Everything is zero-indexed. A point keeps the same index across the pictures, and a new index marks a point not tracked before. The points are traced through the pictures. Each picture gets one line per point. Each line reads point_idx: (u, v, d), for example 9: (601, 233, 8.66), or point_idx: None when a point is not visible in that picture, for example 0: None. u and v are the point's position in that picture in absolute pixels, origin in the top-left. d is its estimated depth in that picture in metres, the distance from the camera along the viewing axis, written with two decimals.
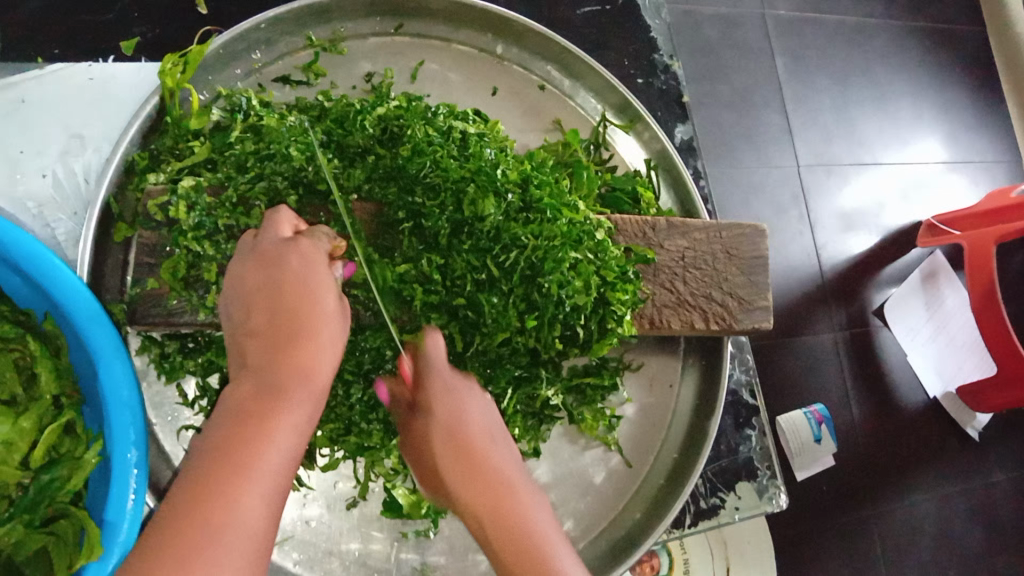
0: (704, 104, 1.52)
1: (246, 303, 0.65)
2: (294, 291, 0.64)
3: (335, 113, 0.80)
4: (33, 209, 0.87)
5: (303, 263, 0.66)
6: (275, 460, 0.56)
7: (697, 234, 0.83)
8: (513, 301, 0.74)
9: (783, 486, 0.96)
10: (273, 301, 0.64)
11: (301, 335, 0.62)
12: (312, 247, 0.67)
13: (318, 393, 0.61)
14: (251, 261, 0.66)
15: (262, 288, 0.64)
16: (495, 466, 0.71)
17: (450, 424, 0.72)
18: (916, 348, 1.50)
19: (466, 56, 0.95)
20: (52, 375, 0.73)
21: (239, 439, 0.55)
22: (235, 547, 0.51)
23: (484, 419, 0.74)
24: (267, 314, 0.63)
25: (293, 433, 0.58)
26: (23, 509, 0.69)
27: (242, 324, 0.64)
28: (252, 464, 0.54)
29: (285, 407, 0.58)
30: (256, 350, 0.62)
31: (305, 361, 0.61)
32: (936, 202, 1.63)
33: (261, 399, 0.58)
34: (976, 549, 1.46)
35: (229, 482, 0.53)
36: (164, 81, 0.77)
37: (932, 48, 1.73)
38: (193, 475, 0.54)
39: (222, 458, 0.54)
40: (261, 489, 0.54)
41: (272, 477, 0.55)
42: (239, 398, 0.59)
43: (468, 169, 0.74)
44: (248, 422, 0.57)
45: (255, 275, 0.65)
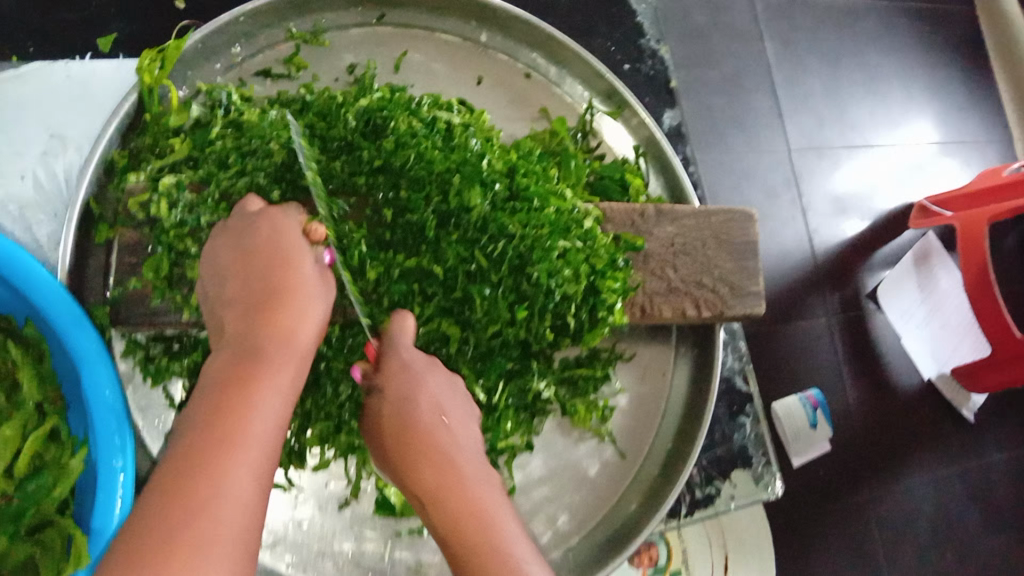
0: (693, 90, 1.51)
1: (221, 279, 0.66)
2: (268, 259, 0.65)
3: (317, 108, 0.78)
4: (14, 211, 0.85)
5: (273, 230, 0.67)
6: (262, 426, 0.55)
7: (686, 221, 0.82)
8: (503, 293, 0.74)
9: (779, 474, 0.96)
10: (249, 272, 0.65)
11: (276, 300, 0.63)
12: (283, 218, 0.68)
13: (300, 355, 0.61)
14: (223, 239, 0.67)
15: (236, 262, 0.66)
16: (442, 449, 0.66)
17: (399, 402, 0.68)
18: (910, 331, 1.49)
19: (449, 45, 0.93)
20: (35, 382, 0.72)
21: (224, 409, 0.55)
22: (228, 516, 0.50)
23: (443, 396, 0.69)
24: (244, 285, 0.65)
25: (277, 398, 0.57)
26: (8, 518, 0.68)
27: (220, 300, 0.65)
28: (238, 431, 0.54)
29: (266, 371, 0.58)
30: (235, 322, 0.62)
31: (284, 325, 0.61)
32: (929, 184, 1.63)
33: (241, 369, 0.58)
34: (974, 531, 1.46)
35: (215, 453, 0.52)
36: (142, 78, 0.75)
37: (922, 28, 1.72)
38: (179, 448, 0.53)
39: (206, 427, 0.54)
40: (250, 456, 0.53)
41: (261, 442, 0.55)
42: (221, 369, 0.58)
43: (452, 160, 0.74)
44: (231, 392, 0.56)
45: (229, 252, 0.66)
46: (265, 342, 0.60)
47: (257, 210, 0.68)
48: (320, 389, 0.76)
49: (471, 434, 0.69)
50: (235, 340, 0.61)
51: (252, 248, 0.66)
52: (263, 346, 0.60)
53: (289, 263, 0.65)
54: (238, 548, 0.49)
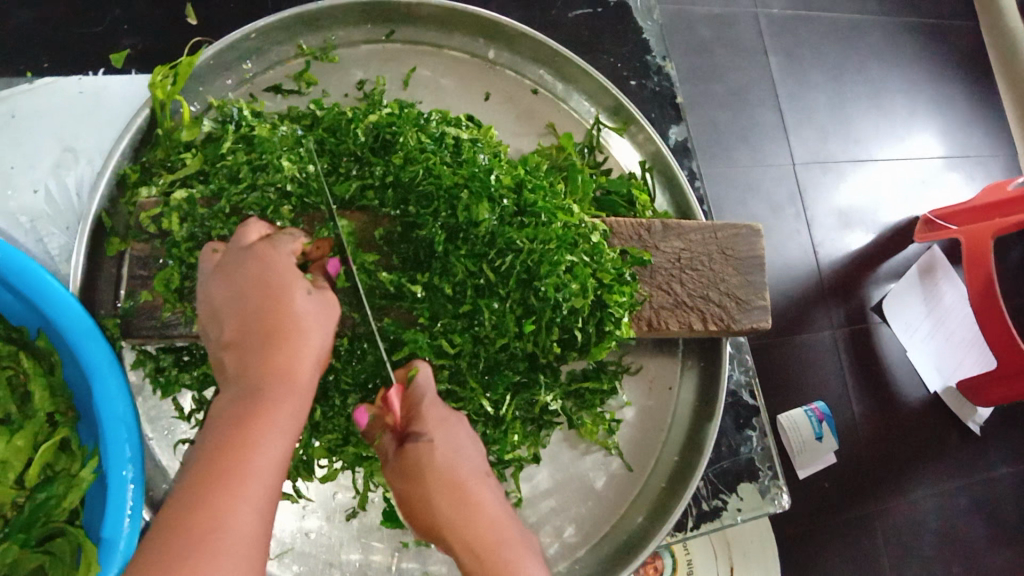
0: (698, 104, 1.52)
1: (218, 318, 0.65)
2: (261, 295, 0.64)
3: (327, 123, 0.79)
4: (26, 223, 0.86)
5: (261, 263, 0.66)
6: (263, 460, 0.56)
7: (692, 235, 0.83)
8: (511, 307, 0.75)
9: (785, 486, 0.95)
10: (242, 309, 0.64)
11: (274, 336, 0.63)
12: (273, 251, 0.67)
13: (301, 391, 0.61)
14: (217, 277, 0.66)
15: (230, 301, 0.65)
16: (483, 506, 0.65)
17: (449, 453, 0.67)
18: (915, 344, 1.50)
19: (458, 61, 0.94)
20: (46, 393, 0.72)
21: (226, 446, 0.55)
22: (231, 549, 0.50)
23: (470, 454, 0.69)
24: (239, 323, 0.64)
25: (278, 435, 0.58)
26: (19, 528, 0.68)
27: (219, 339, 0.65)
28: (240, 466, 0.54)
29: (267, 408, 0.58)
30: (234, 361, 0.63)
31: (283, 361, 0.62)
32: (934, 197, 1.63)
33: (243, 406, 0.58)
34: (980, 545, 1.46)
35: (217, 489, 0.52)
36: (154, 94, 0.75)
37: (925, 43, 1.73)
38: (183, 486, 0.53)
39: (209, 465, 0.54)
40: (252, 491, 0.54)
41: (263, 477, 0.55)
42: (222, 407, 0.59)
43: (461, 176, 0.75)
44: (233, 429, 0.57)
45: (222, 290, 0.65)
46: (265, 378, 0.60)
47: (250, 243, 0.68)
48: (327, 400, 0.76)
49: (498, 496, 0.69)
50: (237, 380, 0.61)
51: (246, 281, 0.65)
52: (262, 381, 0.60)
53: (285, 296, 0.64)
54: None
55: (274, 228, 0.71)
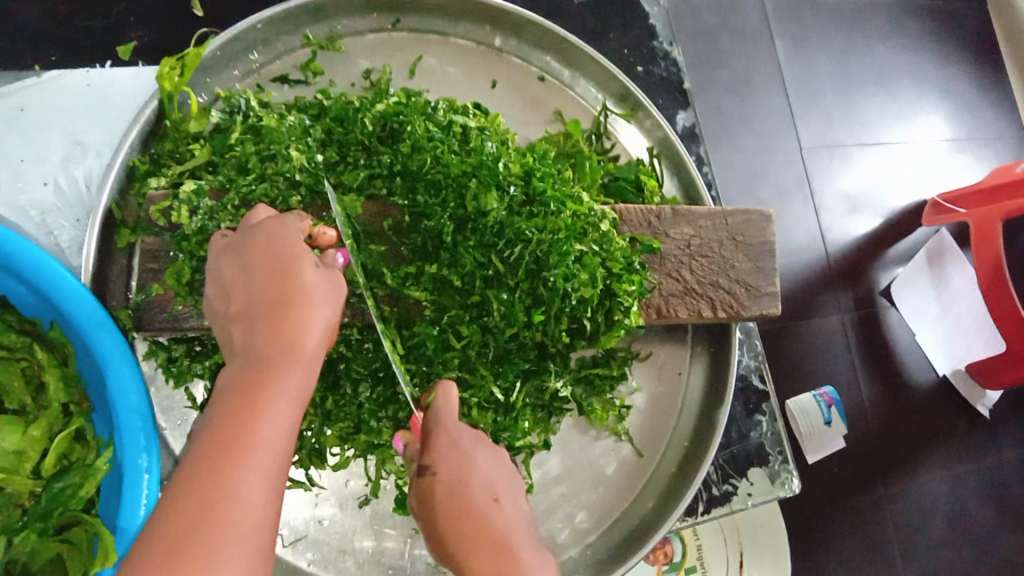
0: (704, 90, 1.51)
1: (226, 292, 0.66)
2: (266, 269, 0.64)
3: (334, 113, 0.79)
4: (37, 217, 0.86)
5: (269, 239, 0.66)
6: (270, 431, 0.55)
7: (702, 222, 0.83)
8: (519, 297, 0.75)
9: (796, 470, 0.96)
10: (250, 283, 0.64)
11: (281, 307, 0.62)
12: (280, 226, 0.67)
13: (309, 359, 0.61)
14: (225, 256, 0.67)
15: (238, 277, 0.65)
16: (492, 529, 0.64)
17: (453, 484, 0.67)
18: (924, 326, 1.49)
19: (464, 49, 0.94)
20: (60, 384, 0.72)
21: (232, 415, 0.55)
22: (235, 522, 0.50)
23: (489, 473, 0.69)
24: (246, 296, 0.64)
25: (286, 403, 0.57)
26: (36, 518, 0.68)
27: (226, 313, 0.65)
28: (247, 435, 0.54)
29: (274, 376, 0.58)
30: (241, 333, 0.63)
31: (291, 329, 0.61)
32: (941, 180, 1.62)
33: (250, 375, 0.58)
34: (990, 528, 1.46)
35: (223, 460, 0.53)
36: (162, 85, 0.76)
37: (933, 25, 1.71)
38: (191, 457, 0.54)
39: (217, 434, 0.54)
40: (257, 462, 0.54)
41: (271, 447, 0.55)
42: (231, 376, 0.59)
43: (469, 164, 0.75)
44: (239, 399, 0.56)
45: (230, 267, 0.66)
46: (271, 348, 0.60)
47: (257, 222, 0.68)
48: (339, 389, 0.77)
49: (520, 512, 0.69)
50: (245, 350, 0.61)
51: (251, 259, 0.65)
52: (268, 351, 0.60)
53: (290, 269, 0.64)
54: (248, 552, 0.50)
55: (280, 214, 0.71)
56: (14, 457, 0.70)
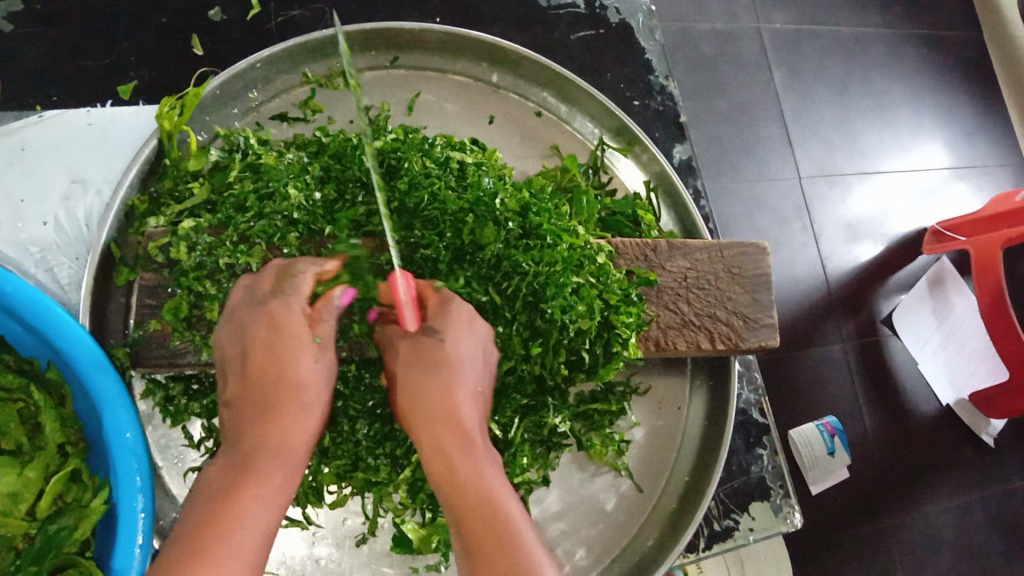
0: (702, 119, 1.52)
1: (226, 376, 0.65)
2: (262, 358, 0.64)
3: (333, 150, 0.79)
4: (37, 253, 0.87)
5: (272, 321, 0.64)
6: (243, 538, 0.55)
7: (697, 255, 0.83)
8: (517, 329, 0.76)
9: (798, 505, 0.95)
10: (244, 371, 0.64)
11: (273, 405, 0.62)
12: (286, 307, 0.65)
13: (293, 465, 0.61)
14: (229, 328, 0.66)
15: (236, 359, 0.65)
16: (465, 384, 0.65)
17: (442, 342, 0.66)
18: (926, 357, 1.50)
19: (462, 85, 0.95)
20: (57, 425, 0.72)
21: (210, 522, 0.56)
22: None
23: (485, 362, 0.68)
24: (240, 385, 0.64)
25: (263, 508, 0.58)
26: (29, 560, 0.66)
27: (223, 399, 0.65)
28: (223, 543, 0.54)
29: (255, 482, 0.59)
30: (233, 424, 0.63)
31: (278, 432, 0.61)
32: (941, 209, 1.63)
33: (231, 477, 0.59)
34: (996, 559, 1.44)
35: (198, 567, 0.52)
36: (162, 125, 0.76)
37: (929, 55, 1.73)
38: (163, 564, 0.53)
39: (192, 541, 0.54)
40: (230, 569, 0.53)
41: (244, 552, 0.55)
42: (213, 477, 0.59)
43: (466, 200, 0.76)
44: (216, 505, 0.57)
45: (230, 341, 0.65)
46: (256, 450, 0.60)
47: (263, 293, 0.66)
48: (336, 426, 0.77)
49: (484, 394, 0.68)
50: (231, 448, 0.61)
51: (252, 344, 0.64)
52: (253, 453, 0.60)
53: (289, 363, 0.64)
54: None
55: (286, 264, 0.70)
56: (8, 499, 0.69)
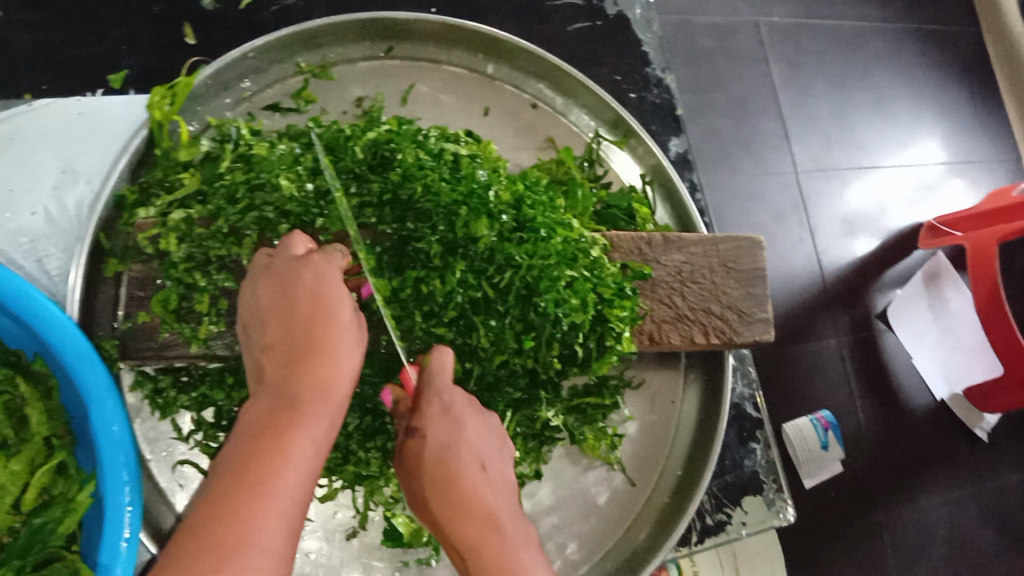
0: (700, 113, 1.52)
1: (264, 322, 0.67)
2: (309, 307, 0.66)
3: (324, 141, 0.78)
4: (27, 244, 0.86)
5: (316, 276, 0.67)
6: (295, 474, 0.57)
7: (693, 249, 0.83)
8: (510, 322, 0.76)
9: (790, 499, 0.96)
10: (288, 317, 0.66)
11: (317, 350, 0.64)
12: (325, 262, 0.68)
13: (336, 408, 0.63)
14: (265, 279, 0.68)
15: (277, 306, 0.66)
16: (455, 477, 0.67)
17: (440, 450, 0.68)
18: (920, 351, 1.49)
19: (457, 77, 0.94)
20: (43, 417, 0.71)
21: (259, 457, 0.57)
22: (256, 559, 0.51)
23: (482, 442, 0.70)
24: (285, 332, 0.65)
25: (310, 447, 0.59)
26: (14, 554, 0.67)
27: (261, 344, 0.67)
28: (271, 480, 0.55)
29: (302, 422, 0.60)
30: (273, 366, 0.64)
31: (322, 374, 0.63)
32: (939, 205, 1.62)
33: (276, 415, 0.60)
34: (989, 554, 1.45)
35: (249, 501, 0.54)
36: (152, 114, 0.76)
37: (928, 49, 1.72)
38: (213, 496, 0.54)
39: (242, 475, 0.55)
40: (280, 507, 0.55)
41: (292, 492, 0.56)
42: (256, 415, 0.61)
43: (459, 192, 0.75)
44: (267, 438, 0.58)
45: (269, 293, 0.67)
46: (303, 390, 0.62)
47: (301, 255, 0.68)
48: None
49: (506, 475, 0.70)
50: (273, 388, 0.62)
51: (293, 293, 0.66)
52: (300, 393, 0.62)
53: (331, 313, 0.66)
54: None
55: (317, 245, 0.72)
56: None
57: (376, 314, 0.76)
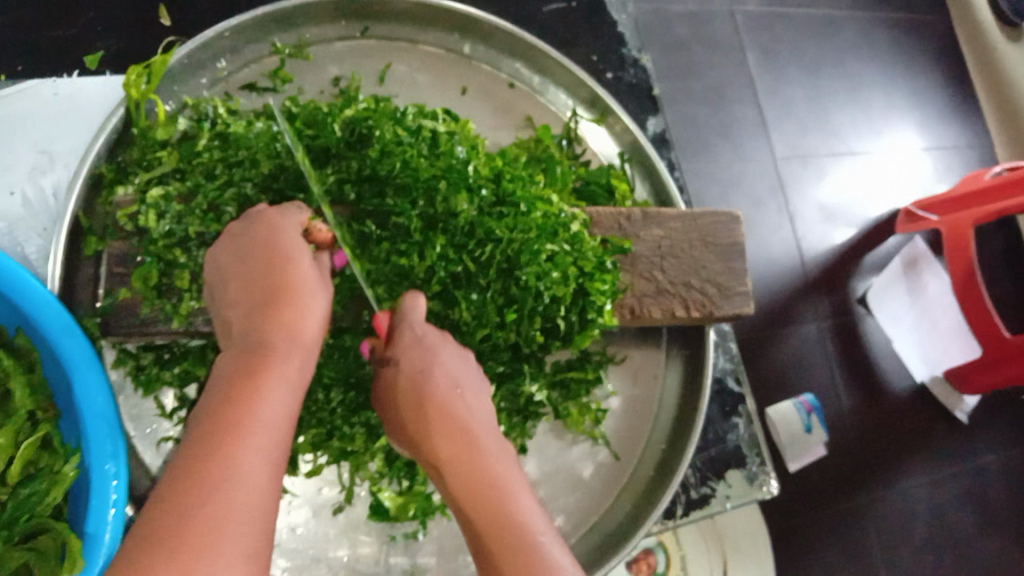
0: (677, 100, 1.53)
1: (223, 281, 0.67)
2: (267, 258, 0.66)
3: (303, 117, 0.78)
4: (5, 229, 0.85)
5: (270, 229, 0.68)
6: (270, 413, 0.57)
7: (672, 224, 0.83)
8: (491, 297, 0.75)
9: (773, 472, 0.95)
10: (248, 274, 0.66)
11: (280, 298, 0.65)
12: (280, 215, 0.69)
13: (305, 350, 0.63)
14: (224, 242, 0.69)
15: (237, 264, 0.67)
16: (436, 399, 0.68)
17: (417, 376, 0.68)
18: (900, 334, 1.51)
19: (433, 56, 0.94)
20: (27, 390, 0.71)
21: (235, 397, 0.57)
22: (242, 493, 0.51)
23: (454, 368, 0.70)
24: (246, 286, 0.66)
25: (285, 386, 0.59)
26: (1, 526, 0.67)
27: (222, 303, 0.67)
28: (250, 414, 0.56)
29: (273, 364, 0.60)
30: (239, 318, 0.65)
31: (288, 321, 0.64)
32: (912, 189, 1.65)
33: (248, 359, 0.60)
34: (972, 533, 1.46)
35: (231, 435, 0.54)
36: (129, 94, 0.75)
37: (901, 37, 1.74)
38: (194, 436, 0.54)
39: (220, 414, 0.55)
40: (261, 440, 0.55)
41: (271, 428, 0.57)
42: (228, 362, 0.61)
43: (438, 167, 0.75)
44: (240, 382, 0.58)
45: (229, 254, 0.68)
46: (271, 338, 0.62)
47: (254, 213, 0.70)
48: (310, 396, 0.76)
49: (488, 417, 0.70)
50: (241, 339, 0.63)
51: (250, 248, 0.67)
52: (269, 341, 0.62)
53: (291, 263, 0.67)
54: (255, 527, 0.50)
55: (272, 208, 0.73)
56: None
57: (354, 287, 0.76)
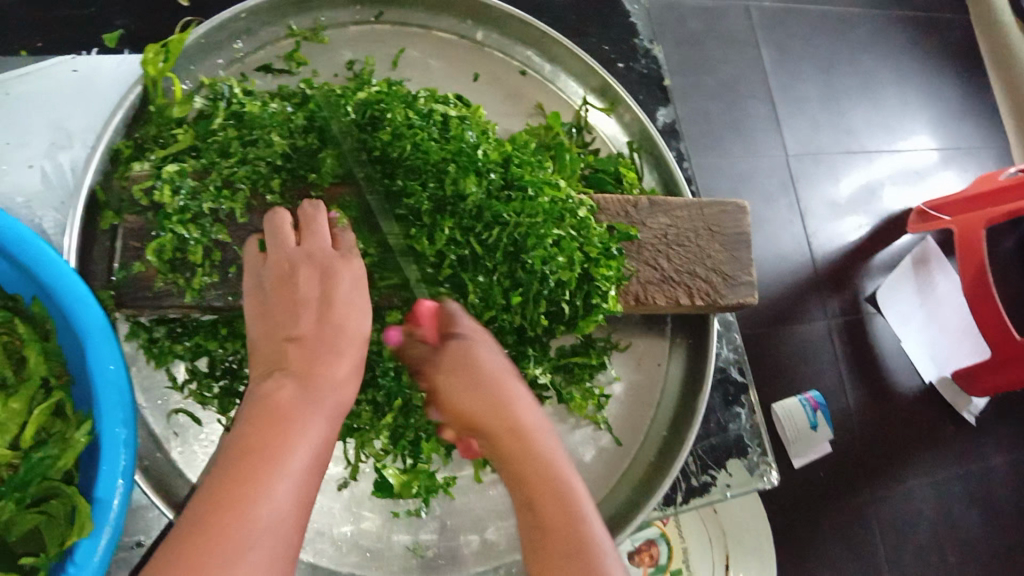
0: (691, 95, 1.53)
1: (274, 307, 0.67)
2: (327, 304, 0.67)
3: (317, 99, 0.80)
4: (22, 203, 0.87)
5: (332, 277, 0.69)
6: (306, 456, 0.57)
7: (678, 212, 0.84)
8: (497, 279, 0.76)
9: (775, 462, 0.96)
10: (311, 313, 0.67)
11: (339, 348, 0.65)
12: (342, 264, 0.71)
13: (342, 399, 0.63)
14: (277, 271, 0.69)
15: (294, 299, 0.67)
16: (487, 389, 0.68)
17: (464, 370, 0.69)
18: (909, 333, 1.51)
19: (446, 42, 0.95)
20: (41, 357, 0.72)
21: (274, 434, 0.56)
22: (271, 533, 0.51)
23: (503, 361, 0.71)
24: (309, 322, 0.66)
25: (322, 433, 0.59)
26: (13, 487, 0.68)
27: (274, 328, 0.66)
28: (286, 456, 0.55)
29: (314, 409, 0.59)
30: (294, 354, 0.64)
31: (331, 369, 0.63)
32: (928, 191, 1.64)
33: (291, 397, 0.59)
34: (976, 534, 1.46)
35: (267, 474, 0.54)
36: (146, 71, 0.77)
37: (916, 36, 1.74)
38: (228, 465, 0.54)
39: (257, 449, 0.55)
40: (294, 481, 0.55)
41: (306, 471, 0.56)
42: (268, 393, 0.60)
43: (448, 150, 0.76)
44: (279, 418, 0.58)
45: (286, 284, 0.68)
46: (317, 382, 0.61)
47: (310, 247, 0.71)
48: None
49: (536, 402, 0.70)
50: (286, 372, 0.62)
51: (311, 292, 0.68)
52: (312, 383, 0.61)
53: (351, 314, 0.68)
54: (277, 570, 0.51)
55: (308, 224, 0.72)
56: None
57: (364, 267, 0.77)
